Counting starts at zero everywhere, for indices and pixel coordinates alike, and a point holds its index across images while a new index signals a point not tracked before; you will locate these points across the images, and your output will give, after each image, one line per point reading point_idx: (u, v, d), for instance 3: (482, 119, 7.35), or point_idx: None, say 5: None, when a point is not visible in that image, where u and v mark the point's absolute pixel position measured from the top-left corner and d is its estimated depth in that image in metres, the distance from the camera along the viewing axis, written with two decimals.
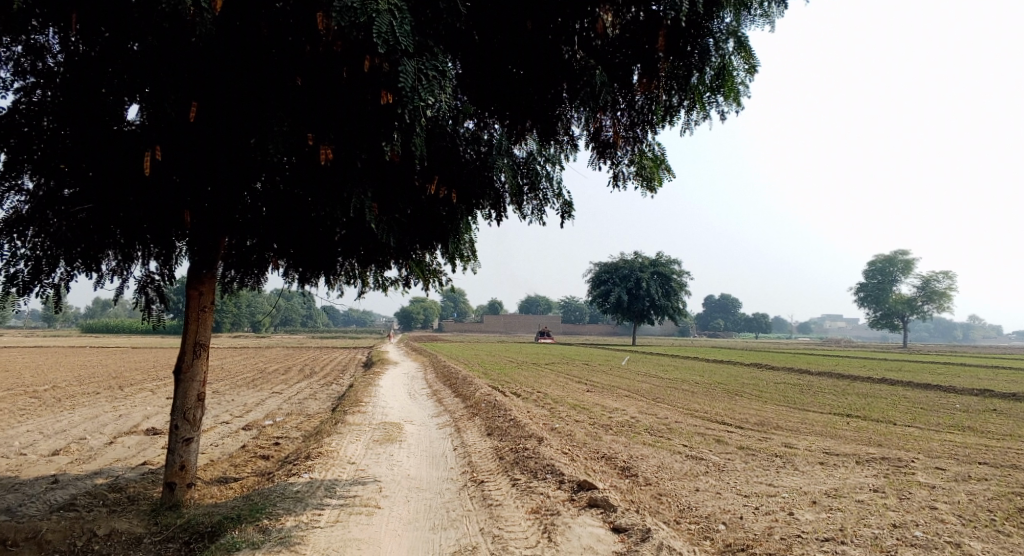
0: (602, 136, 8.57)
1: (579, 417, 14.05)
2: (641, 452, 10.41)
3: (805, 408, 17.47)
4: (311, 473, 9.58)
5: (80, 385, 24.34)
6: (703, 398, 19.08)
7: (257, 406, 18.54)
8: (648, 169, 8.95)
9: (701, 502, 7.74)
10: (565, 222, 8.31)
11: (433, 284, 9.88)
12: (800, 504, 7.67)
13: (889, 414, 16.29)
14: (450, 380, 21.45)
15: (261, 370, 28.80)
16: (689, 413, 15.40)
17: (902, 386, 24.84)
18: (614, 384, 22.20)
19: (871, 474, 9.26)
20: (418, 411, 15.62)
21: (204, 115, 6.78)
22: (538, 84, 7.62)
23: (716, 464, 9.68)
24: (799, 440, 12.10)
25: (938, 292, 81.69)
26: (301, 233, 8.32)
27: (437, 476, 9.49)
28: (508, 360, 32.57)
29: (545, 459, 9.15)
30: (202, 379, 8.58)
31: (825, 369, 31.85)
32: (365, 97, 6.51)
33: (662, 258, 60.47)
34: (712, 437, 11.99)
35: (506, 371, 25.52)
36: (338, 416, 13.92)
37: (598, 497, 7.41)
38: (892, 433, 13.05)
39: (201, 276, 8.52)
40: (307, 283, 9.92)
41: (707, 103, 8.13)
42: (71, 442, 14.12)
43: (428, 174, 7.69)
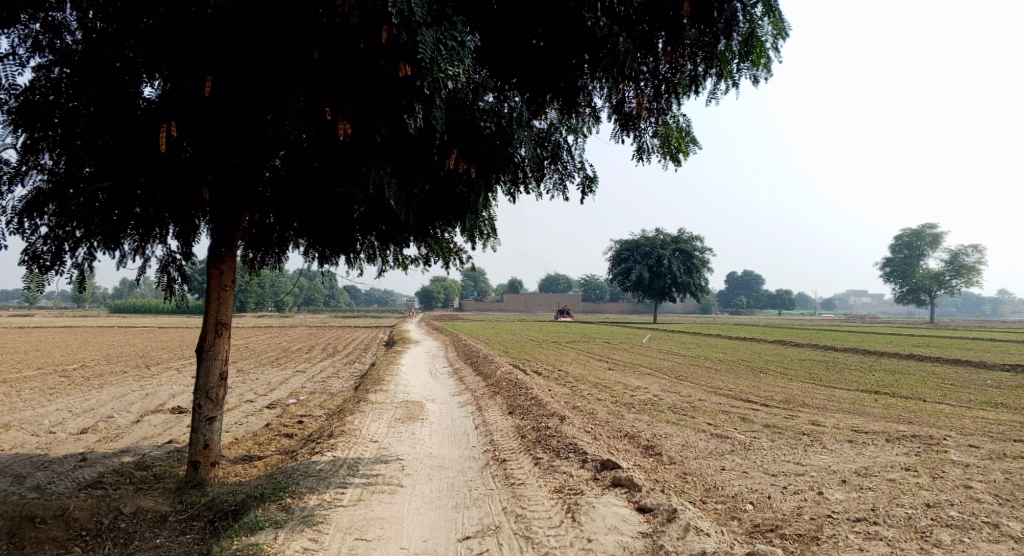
0: (625, 108, 8.38)
1: (602, 395, 13.93)
2: (665, 430, 10.29)
3: (832, 385, 17.19)
4: (334, 451, 9.58)
5: (108, 364, 24.75)
6: (727, 375, 18.86)
7: (281, 385, 18.68)
8: (673, 140, 8.71)
9: (728, 481, 7.61)
10: (588, 197, 8.10)
11: (454, 262, 9.78)
12: (830, 483, 7.50)
13: (918, 391, 15.97)
14: (472, 358, 21.43)
15: (284, 349, 29.05)
16: (713, 391, 15.23)
17: (930, 362, 24.38)
18: (636, 362, 22.03)
19: (903, 452, 9.04)
20: (440, 389, 15.62)
21: (221, 90, 6.66)
22: (559, 54, 7.42)
23: (742, 443, 9.52)
24: (827, 417, 11.88)
25: (965, 267, 80.22)
26: (320, 210, 8.21)
27: (459, 454, 9.45)
28: (529, 338, 32.51)
29: (568, 437, 9.06)
30: (225, 357, 8.56)
31: (851, 346, 31.39)
32: (383, 70, 6.37)
33: (684, 234, 59.83)
34: (737, 415, 11.82)
35: (527, 350, 25.48)
36: (360, 395, 13.95)
37: (623, 476, 7.30)
38: (923, 411, 12.77)
39: (221, 255, 8.47)
40: (327, 263, 9.87)
41: (733, 70, 7.91)
42: (99, 421, 14.33)
43: (448, 149, 7.52)
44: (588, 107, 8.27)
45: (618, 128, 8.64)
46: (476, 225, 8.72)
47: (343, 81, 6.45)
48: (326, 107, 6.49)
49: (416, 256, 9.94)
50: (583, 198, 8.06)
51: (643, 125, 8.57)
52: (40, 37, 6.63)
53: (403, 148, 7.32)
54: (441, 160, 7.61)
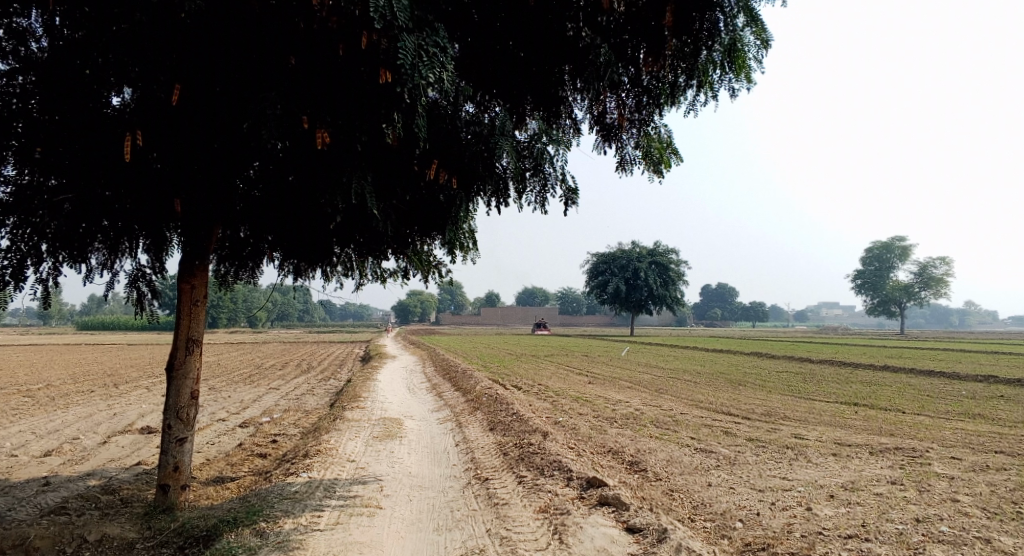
0: (607, 119, 8.29)
1: (583, 410, 13.76)
2: (649, 445, 10.14)
3: (811, 398, 17.23)
4: (310, 472, 9.28)
5: (74, 384, 24.02)
6: (707, 388, 18.81)
7: (254, 402, 18.24)
8: (655, 151, 8.61)
9: (715, 498, 7.47)
10: (570, 209, 7.96)
11: (434, 275, 9.58)
12: (818, 498, 7.39)
13: (897, 402, 16.03)
14: (450, 373, 21.15)
15: (258, 366, 28.45)
16: (694, 405, 15.15)
17: (904, 373, 24.63)
18: (616, 376, 21.91)
19: (887, 465, 8.99)
20: (418, 405, 15.34)
21: (192, 97, 6.43)
22: (540, 64, 7.32)
23: (727, 458, 9.41)
24: (809, 430, 11.83)
25: (934, 280, 81.62)
26: (296, 222, 7.98)
27: (439, 473, 9.20)
28: (507, 353, 32.28)
29: (552, 454, 8.86)
30: (196, 376, 8.25)
31: (826, 358, 31.65)
32: (363, 77, 6.18)
33: (660, 248, 60.15)
34: (719, 429, 11.72)
35: (506, 364, 25.25)
36: (336, 412, 13.63)
37: (610, 495, 7.13)
38: (903, 422, 12.80)
39: (193, 268, 8.18)
40: (303, 276, 9.63)
41: (715, 82, 7.89)
42: (64, 442, 13.82)
43: (429, 159, 7.34)
44: (569, 119, 8.20)
45: (600, 140, 8.54)
46: (457, 237, 8.53)
47: (321, 88, 6.26)
48: (304, 114, 6.29)
49: (395, 269, 9.73)
50: (565, 210, 7.91)
51: (625, 136, 8.49)
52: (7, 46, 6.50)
53: (383, 157, 7.14)
54: (421, 171, 7.44)
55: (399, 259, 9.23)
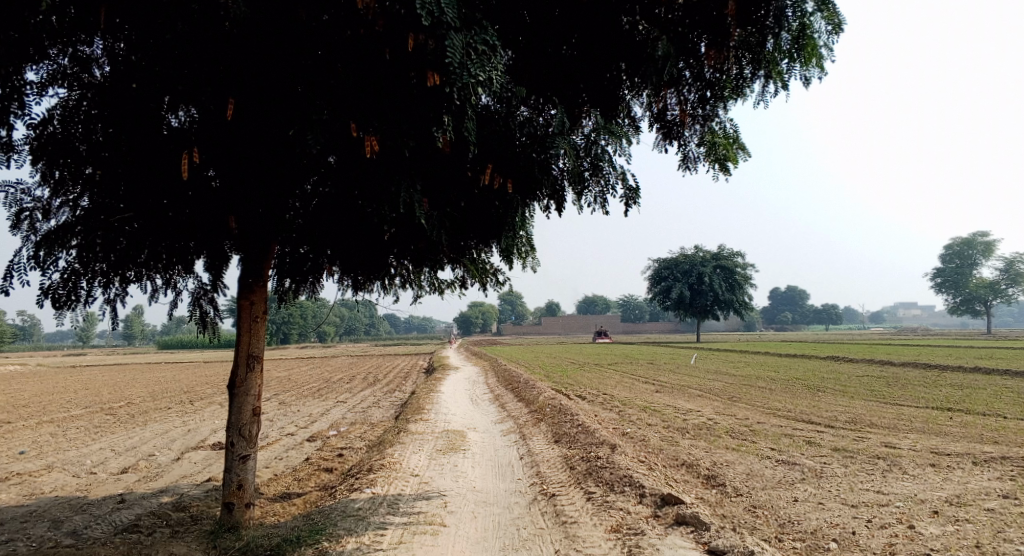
0: (667, 116, 7.85)
1: (652, 420, 13.20)
2: (725, 458, 9.54)
3: (898, 403, 16.14)
4: (373, 488, 9.07)
5: (153, 401, 24.85)
6: (782, 395, 17.90)
7: (321, 416, 18.36)
8: (720, 147, 8.06)
9: (803, 515, 6.88)
10: (631, 209, 7.51)
11: (492, 283, 9.32)
12: (920, 514, 6.72)
13: (995, 407, 14.82)
14: (513, 383, 20.86)
15: (325, 380, 28.85)
16: (771, 413, 14.37)
17: (999, 375, 22.94)
18: (684, 384, 21.16)
19: (994, 477, 8.16)
20: (481, 417, 15.08)
21: (243, 109, 6.34)
22: (593, 62, 7.02)
23: (812, 470, 8.74)
24: (900, 438, 10.96)
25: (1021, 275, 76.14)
26: (350, 235, 7.82)
27: (504, 489, 8.86)
28: (570, 362, 31.75)
29: (622, 469, 8.39)
30: (257, 393, 8.17)
31: (908, 360, 29.89)
32: (410, 80, 5.96)
33: (725, 250, 58.44)
34: (801, 439, 10.98)
35: (569, 374, 24.78)
36: (400, 426, 13.49)
37: (688, 513, 6.64)
38: (1005, 428, 11.75)
39: (251, 285, 8.08)
40: (362, 290, 9.50)
41: (783, 71, 7.35)
42: (140, 459, 14.13)
43: (482, 163, 7.03)
44: (628, 117, 7.81)
45: (660, 137, 8.11)
46: (514, 244, 8.22)
47: (369, 93, 6.07)
48: (352, 122, 6.10)
49: (453, 279, 9.50)
50: (627, 212, 7.46)
51: (687, 133, 8.02)
52: (70, 72, 6.31)
53: (435, 163, 6.88)
54: (475, 176, 7.14)
55: (456, 268, 8.96)
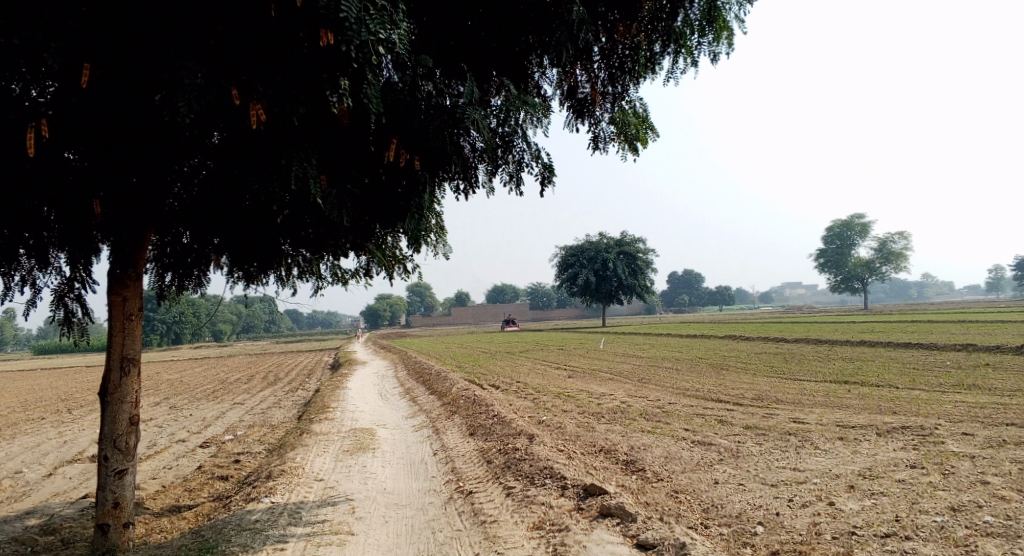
0: (579, 93, 7.48)
1: (567, 406, 12.97)
2: (642, 441, 9.38)
3: (797, 378, 16.71)
4: (272, 497, 8.30)
5: (23, 411, 22.51)
6: (689, 375, 18.21)
7: (216, 420, 17.11)
8: (630, 127, 7.77)
9: (726, 498, 6.76)
10: (546, 188, 7.09)
11: (398, 272, 8.75)
12: (838, 490, 6.73)
13: (886, 378, 15.58)
14: (423, 376, 20.21)
15: (221, 381, 27.13)
16: (681, 394, 14.49)
17: (883, 347, 24.38)
18: (595, 368, 21.18)
19: (899, 447, 8.36)
20: (391, 412, 14.41)
21: (103, 76, 5.42)
22: (505, 34, 6.52)
23: (729, 450, 8.70)
24: (807, 413, 11.20)
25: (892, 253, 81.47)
26: (239, 220, 6.94)
27: (417, 488, 8.32)
28: (481, 351, 31.30)
29: (541, 460, 8.03)
30: (135, 399, 7.18)
31: (801, 336, 31.39)
32: (300, 39, 5.28)
33: (628, 237, 59.58)
34: (713, 418, 11.03)
35: (480, 363, 24.37)
36: (303, 426, 12.64)
37: (613, 505, 6.35)
38: (899, 399, 12.30)
39: (121, 278, 6.99)
40: (255, 283, 8.61)
41: (692, 47, 7.12)
42: (3, 478, 12.57)
43: (387, 137, 6.35)
44: (538, 94, 7.36)
45: (572, 116, 7.75)
46: (422, 230, 7.65)
47: (252, 54, 5.31)
48: (233, 87, 5.31)
49: (356, 269, 8.84)
50: (543, 191, 7.04)
51: (598, 111, 7.68)
52: None
53: (331, 138, 6.17)
54: (379, 152, 6.47)
55: (359, 255, 8.25)
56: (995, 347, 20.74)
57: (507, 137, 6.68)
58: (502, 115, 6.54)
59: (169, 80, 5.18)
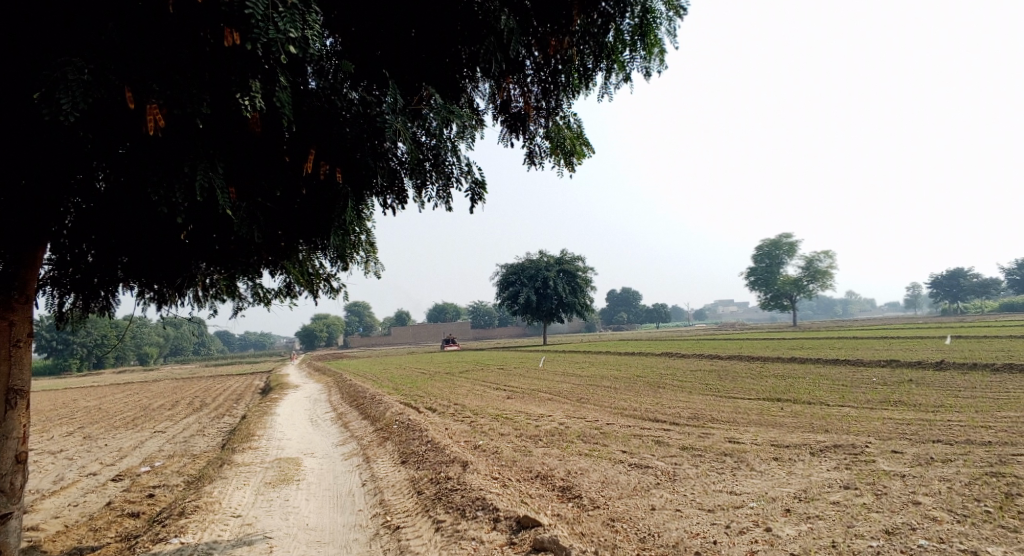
0: (512, 108, 7.29)
1: (504, 429, 12.63)
2: (579, 465, 9.13)
3: (732, 396, 16.83)
4: (181, 537, 7.64)
5: None
6: (627, 394, 18.16)
7: (132, 450, 16.01)
8: (566, 143, 7.60)
9: (663, 525, 6.55)
10: (478, 204, 6.83)
11: (324, 289, 8.40)
12: (774, 514, 6.62)
13: (816, 395, 15.86)
14: (356, 400, 19.50)
15: (142, 408, 25.61)
16: (619, 413, 14.36)
17: (812, 364, 25.03)
18: (534, 388, 20.90)
19: (833, 467, 8.37)
20: (320, 440, 13.77)
21: None
22: (433, 46, 6.29)
23: (665, 473, 8.54)
24: (742, 432, 11.20)
25: (819, 272, 84.41)
26: (144, 237, 6.44)
27: (342, 524, 7.84)
28: (419, 372, 30.64)
29: (474, 489, 7.67)
30: (22, 436, 6.38)
31: (734, 353, 31.98)
32: (202, 37, 4.96)
33: (567, 255, 59.88)
34: (650, 439, 10.89)
35: (417, 385, 23.78)
36: (224, 456, 11.91)
37: (547, 539, 6.05)
38: (830, 416, 12.45)
39: (7, 301, 6.25)
40: (166, 305, 8.04)
41: (625, 62, 7.02)
42: None
43: (303, 146, 6.01)
44: (470, 109, 7.12)
45: (506, 130, 7.54)
46: (348, 247, 7.30)
47: (148, 51, 4.95)
48: (128, 87, 4.91)
49: (279, 288, 8.39)
50: (474, 207, 6.78)
51: (532, 126, 7.48)
52: None
53: (243, 146, 5.79)
54: (295, 163, 6.11)
55: (279, 274, 7.83)
56: (916, 362, 21.51)
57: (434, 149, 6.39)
58: (428, 127, 6.26)
59: (52, 76, 4.78)
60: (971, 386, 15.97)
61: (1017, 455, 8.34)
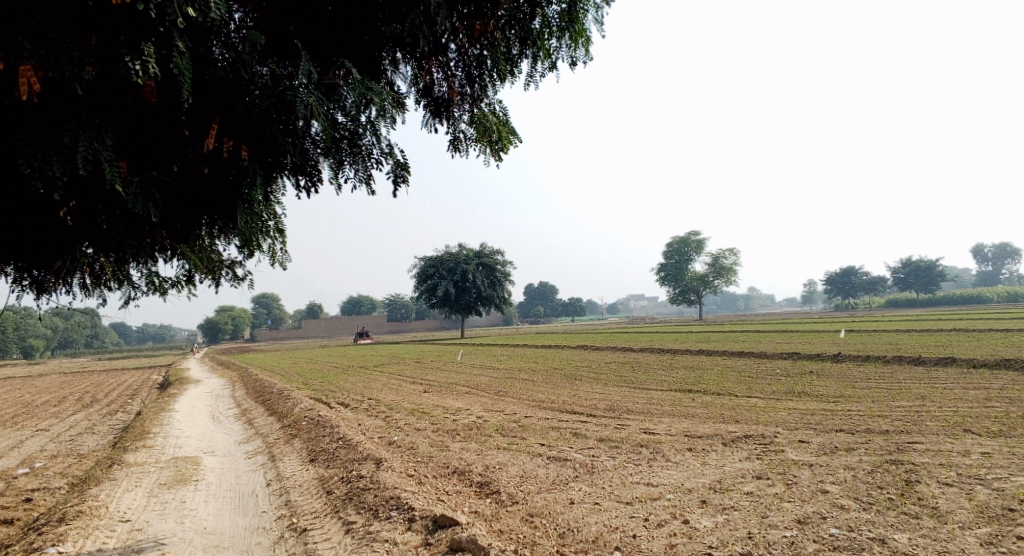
0: (435, 92, 7.00)
1: (421, 424, 12.30)
2: (497, 459, 8.95)
3: (646, 387, 17.12)
4: (61, 546, 6.96)
5: None
6: (544, 386, 18.19)
7: (9, 451, 14.64)
8: (492, 131, 7.36)
9: (583, 519, 6.45)
10: (399, 188, 6.51)
11: (226, 276, 8.01)
12: (691, 506, 6.65)
13: (725, 386, 16.35)
14: (263, 395, 18.63)
15: (23, 405, 23.58)
16: (537, 406, 14.31)
17: (720, 356, 25.94)
18: (451, 382, 20.61)
19: (745, 458, 8.53)
20: (223, 437, 13.01)
21: None
22: (353, 22, 5.89)
23: (584, 465, 8.48)
24: (657, 423, 11.34)
25: (724, 268, 87.67)
26: (19, 216, 5.78)
27: (243, 527, 7.38)
28: (332, 366, 29.70)
29: (387, 487, 7.36)
30: None
31: (646, 346, 32.73)
32: None
33: (486, 248, 59.75)
34: (568, 431, 10.85)
35: (329, 379, 23.01)
36: (113, 456, 11.04)
37: (464, 538, 5.83)
38: (739, 407, 12.81)
39: None
40: (47, 293, 7.31)
41: (552, 50, 6.83)
42: None
43: (204, 119, 5.56)
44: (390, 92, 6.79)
45: (429, 115, 7.22)
46: (256, 231, 6.85)
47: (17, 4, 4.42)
48: None
49: (176, 277, 7.81)
50: (395, 191, 6.46)
51: (457, 112, 7.20)
52: None
53: (134, 118, 5.28)
54: (195, 137, 5.63)
55: (178, 261, 7.27)
56: (815, 355, 22.62)
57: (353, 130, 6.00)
58: (345, 105, 5.88)
59: None
60: (865, 377, 16.88)
61: (912, 444, 8.76)
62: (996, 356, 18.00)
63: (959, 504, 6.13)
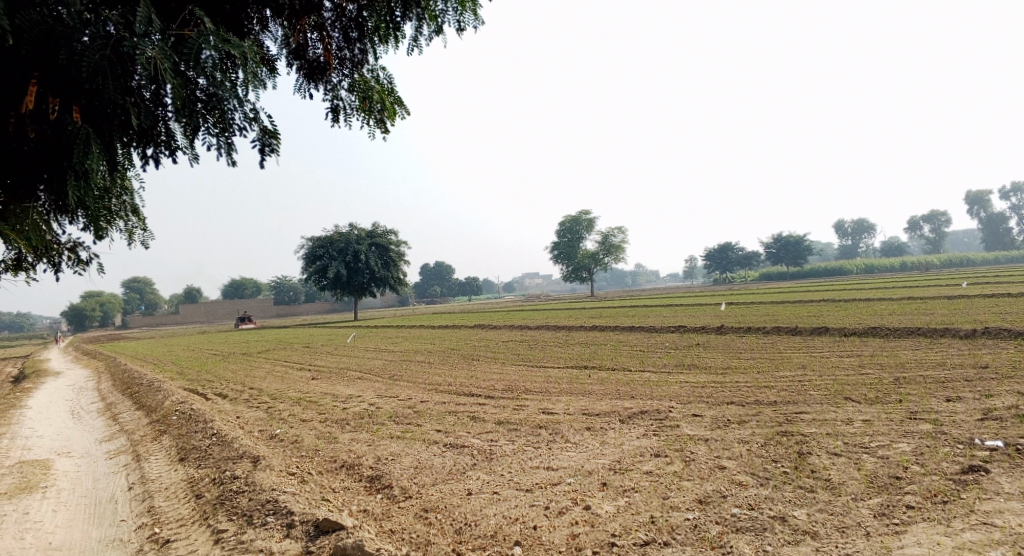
0: (310, 54, 6.28)
1: (307, 414, 11.52)
2: (389, 450, 8.41)
3: (542, 365, 17.05)
4: None
5: None
6: (441, 368, 17.75)
7: None
8: (374, 98, 6.70)
9: (480, 512, 6.07)
10: (268, 159, 5.80)
11: (68, 259, 7.08)
12: (591, 490, 6.41)
13: (619, 361, 16.51)
14: (131, 388, 17.03)
15: None
16: (432, 389, 13.84)
17: (612, 330, 26.46)
18: (342, 366, 19.76)
19: (642, 435, 8.43)
20: (81, 436, 11.68)
21: None
22: None
23: (481, 452, 8.09)
24: (554, 402, 11.15)
25: (613, 246, 89.87)
26: None
27: (96, 540, 6.53)
28: (211, 353, 27.86)
29: (265, 488, 6.69)
30: None
31: (541, 323, 32.96)
32: None
33: (380, 227, 58.19)
34: (464, 415, 10.43)
35: (207, 368, 21.47)
36: None
37: (349, 545, 5.38)
38: (634, 382, 12.86)
39: None
40: None
41: (438, 13, 6.23)
42: None
43: (21, 76, 4.77)
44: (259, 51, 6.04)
45: (303, 80, 6.47)
46: (102, 210, 5.99)
47: None
48: None
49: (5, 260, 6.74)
50: (263, 162, 5.74)
51: (334, 77, 6.48)
52: None
53: None
54: (10, 94, 4.85)
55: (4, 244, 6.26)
56: (701, 327, 23.45)
57: (209, 93, 5.22)
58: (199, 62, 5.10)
59: None
60: (748, 348, 17.58)
61: (799, 414, 8.97)
62: (863, 324, 19.21)
63: (850, 474, 6.23)
